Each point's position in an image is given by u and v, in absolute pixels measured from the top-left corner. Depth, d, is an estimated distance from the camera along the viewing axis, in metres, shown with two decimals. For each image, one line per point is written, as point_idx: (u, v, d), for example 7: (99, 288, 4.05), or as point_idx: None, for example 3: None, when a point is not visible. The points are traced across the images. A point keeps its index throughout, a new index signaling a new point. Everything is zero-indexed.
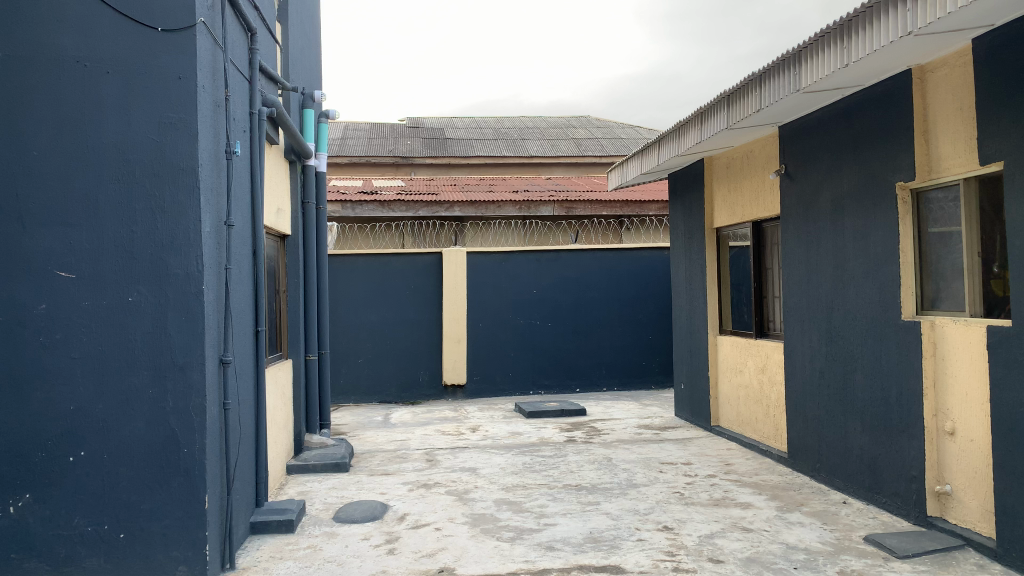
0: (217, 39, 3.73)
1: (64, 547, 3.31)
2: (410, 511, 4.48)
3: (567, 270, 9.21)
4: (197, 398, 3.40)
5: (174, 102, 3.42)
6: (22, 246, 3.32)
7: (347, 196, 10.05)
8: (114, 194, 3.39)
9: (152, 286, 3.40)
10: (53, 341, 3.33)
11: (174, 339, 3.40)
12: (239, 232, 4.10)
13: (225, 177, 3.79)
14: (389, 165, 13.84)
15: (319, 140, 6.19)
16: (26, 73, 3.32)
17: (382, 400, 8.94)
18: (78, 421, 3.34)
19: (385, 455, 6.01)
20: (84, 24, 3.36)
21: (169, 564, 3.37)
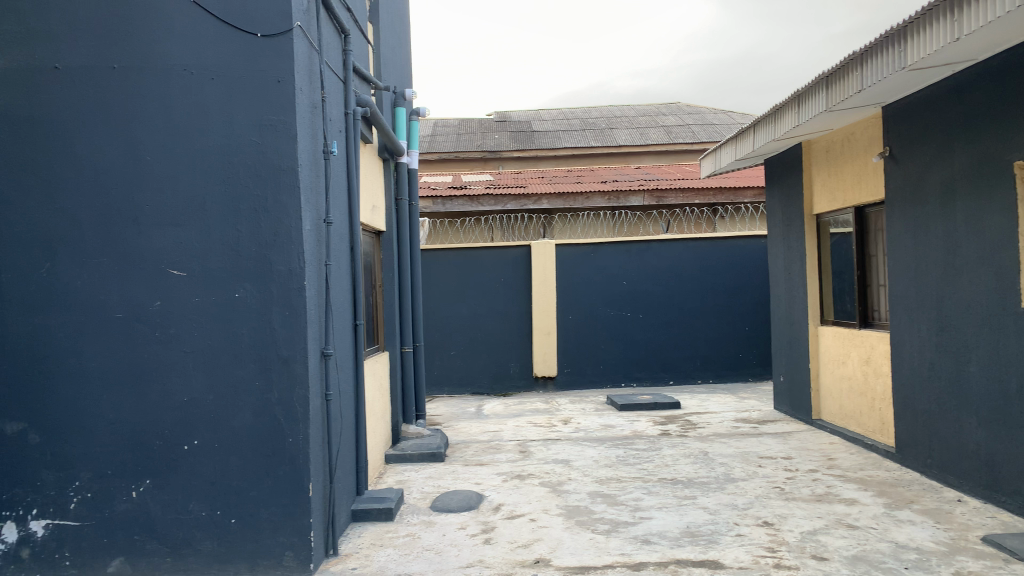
0: (312, 42, 3.85)
1: (181, 531, 3.51)
2: (504, 501, 4.53)
3: (659, 260, 9.07)
4: (301, 390, 3.53)
5: (274, 105, 3.55)
6: (137, 246, 3.53)
7: (437, 192, 10.27)
8: (220, 195, 3.55)
9: (256, 283, 3.54)
10: (168, 336, 3.53)
11: (278, 333, 3.54)
12: (337, 229, 4.22)
13: (323, 176, 3.92)
14: (477, 159, 14.00)
15: (411, 138, 6.28)
16: (140, 83, 3.53)
17: (475, 391, 9.07)
18: (192, 412, 3.52)
19: (479, 446, 6.10)
20: (189, 33, 3.53)
21: (277, 549, 3.51)
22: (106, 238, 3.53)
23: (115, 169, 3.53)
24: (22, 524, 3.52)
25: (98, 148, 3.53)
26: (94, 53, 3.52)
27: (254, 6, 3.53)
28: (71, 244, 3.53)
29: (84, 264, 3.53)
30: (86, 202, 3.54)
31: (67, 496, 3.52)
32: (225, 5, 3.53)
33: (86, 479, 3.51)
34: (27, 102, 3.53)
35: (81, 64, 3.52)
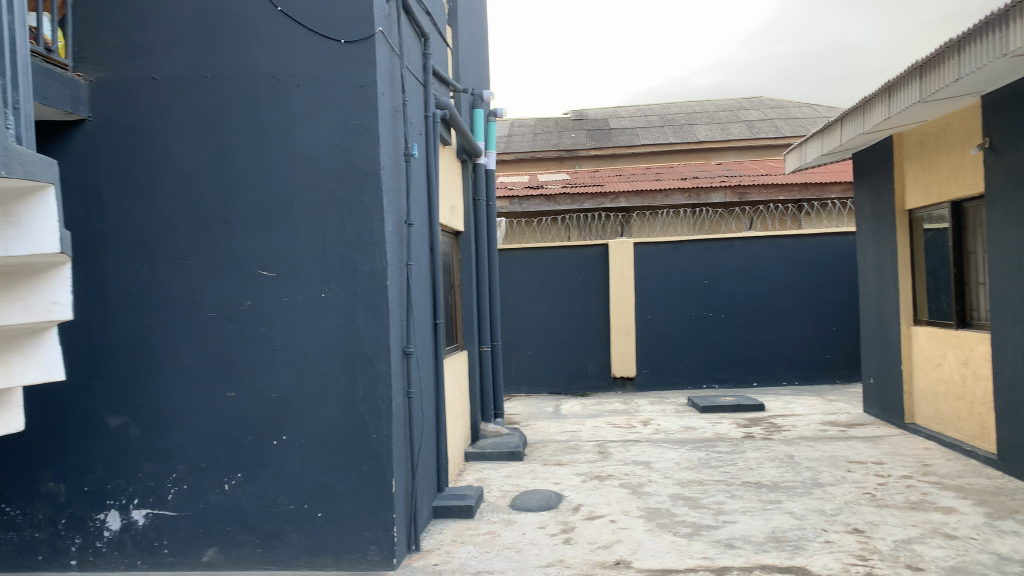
0: (394, 46, 3.93)
1: (271, 524, 3.63)
2: (584, 502, 4.52)
3: (741, 259, 8.87)
4: (384, 387, 3.60)
5: (357, 109, 3.63)
6: (229, 249, 3.67)
7: (513, 192, 10.41)
8: (307, 198, 3.65)
9: (341, 283, 3.63)
10: (258, 334, 3.66)
11: (363, 332, 3.62)
12: (417, 230, 4.29)
13: (404, 179, 4.00)
14: (554, 159, 14.02)
15: (488, 139, 6.33)
16: (231, 91, 3.67)
17: (553, 390, 9.08)
18: (281, 407, 3.64)
19: (557, 446, 6.10)
20: (277, 41, 3.66)
21: (361, 543, 3.59)
22: (200, 240, 3.69)
23: (208, 174, 3.68)
24: (124, 513, 3.70)
25: (192, 154, 3.69)
26: (189, 64, 3.68)
27: (339, 13, 3.63)
28: (168, 246, 3.70)
29: (180, 266, 3.69)
30: (181, 207, 3.70)
31: (165, 487, 3.68)
32: (311, 13, 3.64)
33: (183, 471, 3.67)
34: (127, 112, 3.71)
35: (177, 74, 3.69)
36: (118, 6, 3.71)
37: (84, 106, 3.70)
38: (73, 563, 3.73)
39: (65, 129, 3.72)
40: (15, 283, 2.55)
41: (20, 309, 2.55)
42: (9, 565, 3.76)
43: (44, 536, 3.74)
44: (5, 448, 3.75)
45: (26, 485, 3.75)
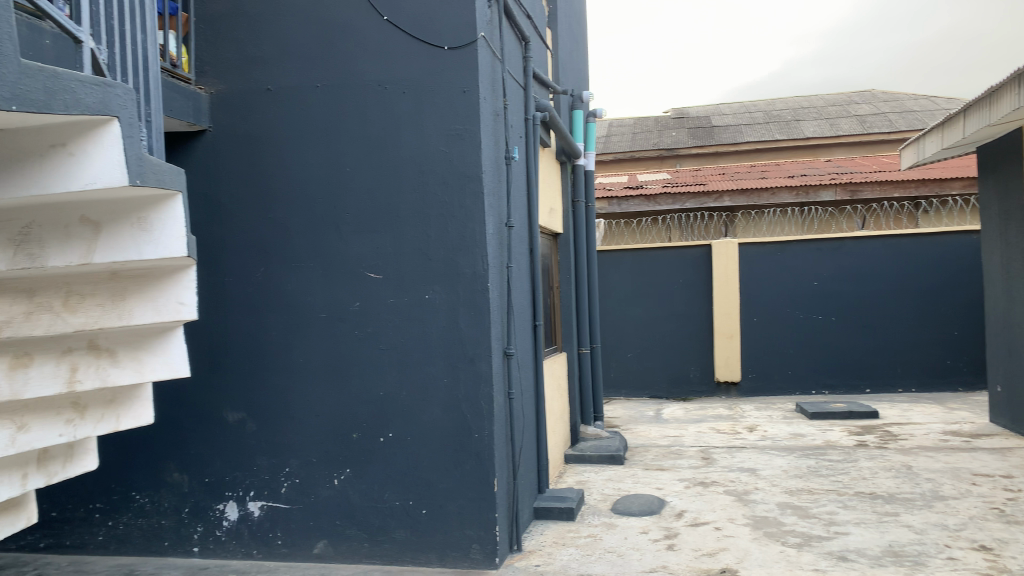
0: (495, 51, 3.98)
1: (377, 519, 3.73)
2: (687, 508, 4.43)
3: (853, 259, 8.50)
4: (485, 387, 3.63)
5: (460, 113, 3.69)
6: (339, 252, 3.81)
7: (613, 193, 10.33)
8: (412, 202, 3.73)
9: (445, 285, 3.69)
10: (366, 334, 3.77)
11: (466, 333, 3.67)
12: (517, 232, 4.32)
13: (505, 181, 4.03)
14: (654, 158, 13.84)
15: (588, 139, 6.30)
16: (340, 99, 3.81)
17: (653, 394, 8.96)
18: (387, 406, 3.74)
19: (659, 451, 6.00)
20: (383, 50, 3.76)
21: (464, 541, 3.64)
22: (312, 243, 3.83)
23: (318, 180, 3.83)
24: (242, 504, 3.89)
25: (304, 161, 3.84)
26: (301, 75, 3.84)
27: (443, 21, 3.70)
28: (282, 250, 3.87)
29: (293, 268, 3.85)
30: (294, 211, 3.86)
31: (279, 480, 3.85)
32: (415, 21, 3.72)
33: (295, 465, 3.83)
34: (245, 122, 3.90)
35: (290, 85, 3.85)
36: (237, 22, 3.90)
37: (205, 117, 3.91)
38: (194, 550, 3.94)
39: (189, 140, 3.94)
40: (147, 284, 2.70)
41: (151, 309, 2.70)
42: (137, 549, 4.00)
43: (169, 523, 3.97)
44: (135, 440, 4.01)
45: (153, 476, 3.99)
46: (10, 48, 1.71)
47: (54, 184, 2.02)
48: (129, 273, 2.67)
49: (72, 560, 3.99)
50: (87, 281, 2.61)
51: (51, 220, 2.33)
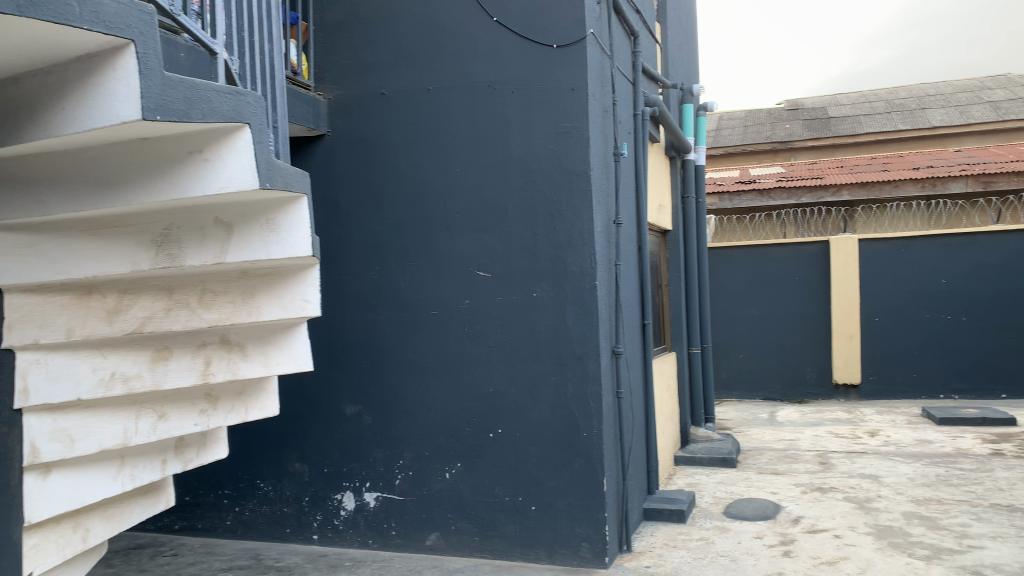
0: (604, 47, 3.96)
1: (487, 513, 3.78)
2: (805, 514, 4.27)
3: (986, 255, 7.96)
4: (594, 386, 3.62)
5: (568, 111, 3.69)
6: (449, 251, 3.88)
7: (723, 188, 10.08)
8: (520, 201, 3.76)
9: (553, 283, 3.70)
10: (476, 332, 3.83)
11: (574, 331, 3.67)
12: (626, 230, 4.29)
13: (613, 178, 4.01)
14: (767, 152, 13.43)
15: (698, 134, 6.16)
16: (451, 101, 3.88)
17: (766, 396, 8.69)
18: (496, 402, 3.79)
19: (774, 454, 5.81)
20: (492, 51, 3.81)
21: (573, 539, 3.64)
22: (424, 243, 3.93)
23: (429, 181, 3.92)
24: (358, 495, 4.03)
25: (416, 162, 3.94)
26: (414, 78, 3.94)
27: (552, 20, 3.71)
28: (395, 249, 3.98)
29: (406, 267, 3.96)
30: (407, 212, 3.96)
31: (393, 472, 3.96)
32: (524, 21, 3.75)
33: (409, 458, 3.93)
34: (360, 126, 4.04)
35: (404, 88, 3.96)
36: (353, 29, 4.04)
37: (324, 122, 4.07)
38: (314, 537, 4.10)
39: (309, 145, 4.12)
40: (275, 283, 2.83)
41: (279, 306, 2.83)
42: (262, 534, 4.21)
43: (291, 511, 4.15)
44: (261, 431, 4.22)
45: (276, 465, 4.19)
46: (156, 63, 1.83)
47: (192, 189, 2.15)
48: (258, 272, 2.80)
49: (203, 542, 4.25)
50: (219, 279, 2.74)
51: (188, 222, 2.47)
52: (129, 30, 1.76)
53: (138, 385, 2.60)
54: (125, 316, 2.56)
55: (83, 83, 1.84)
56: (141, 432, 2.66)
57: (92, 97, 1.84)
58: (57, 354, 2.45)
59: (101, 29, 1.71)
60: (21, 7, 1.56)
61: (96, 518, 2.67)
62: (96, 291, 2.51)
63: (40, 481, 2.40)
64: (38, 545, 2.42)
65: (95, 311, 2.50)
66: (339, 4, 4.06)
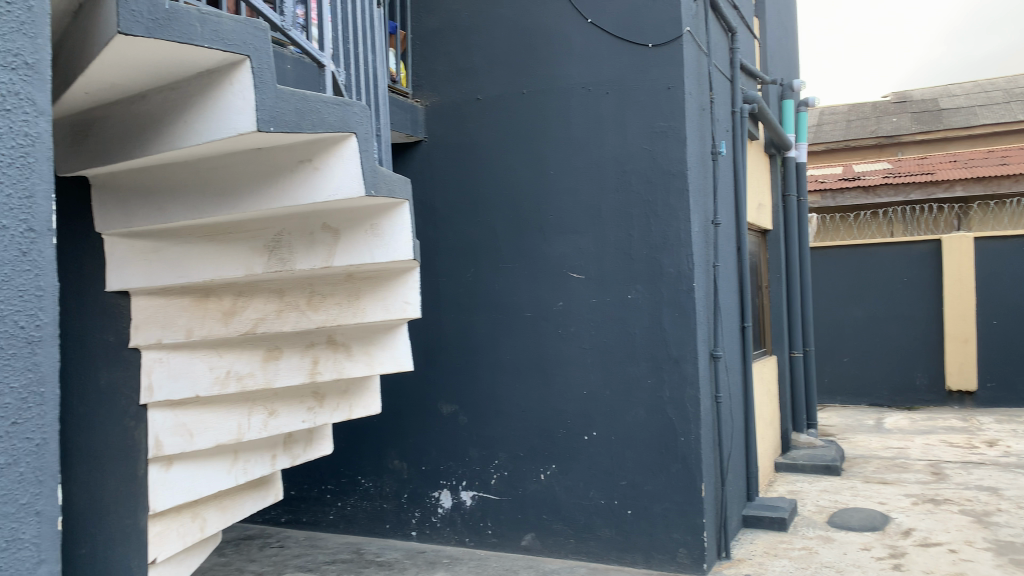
0: (701, 45, 3.90)
1: (583, 516, 3.78)
2: (916, 526, 4.08)
3: None
4: (691, 391, 3.56)
5: (664, 111, 3.64)
6: (544, 253, 3.90)
7: (826, 185, 9.90)
8: (615, 202, 3.74)
9: (649, 285, 3.67)
10: (570, 333, 3.84)
11: (670, 334, 3.62)
12: (724, 230, 4.21)
13: (711, 177, 3.94)
14: (872, 147, 12.90)
15: (799, 130, 5.98)
16: (545, 103, 3.90)
17: (872, 402, 8.32)
18: (591, 405, 3.78)
19: (882, 463, 5.57)
20: (587, 52, 3.81)
21: (670, 545, 3.59)
22: (518, 245, 3.96)
23: (523, 184, 3.95)
24: (455, 493, 4.10)
25: (511, 166, 3.98)
26: (508, 83, 3.98)
27: (647, 19, 3.68)
28: (490, 251, 4.03)
29: (501, 268, 4.00)
30: (502, 215, 4.01)
31: (489, 472, 4.01)
32: (620, 22, 3.73)
33: (504, 459, 3.97)
34: (456, 131, 4.11)
35: (499, 92, 4.01)
36: (449, 36, 4.12)
37: (421, 128, 4.16)
38: (413, 534, 4.20)
39: (407, 151, 4.22)
40: (378, 285, 2.93)
41: (382, 307, 2.93)
42: (363, 529, 4.34)
43: (391, 507, 4.26)
44: (362, 429, 4.36)
45: (377, 462, 4.31)
46: (269, 77, 1.91)
47: (305, 197, 2.25)
48: (362, 275, 2.89)
49: (308, 535, 4.41)
50: (327, 282, 2.85)
51: (299, 228, 2.57)
52: (244, 46, 1.85)
53: (250, 382, 2.73)
54: (240, 317, 2.68)
55: (203, 98, 1.95)
56: (253, 427, 2.79)
57: (212, 110, 1.94)
58: (176, 353, 2.59)
59: (220, 47, 1.80)
60: (151, 28, 1.67)
61: (211, 509, 2.83)
62: (212, 294, 2.64)
63: (163, 472, 2.56)
64: (161, 532, 2.58)
65: (212, 313, 2.64)
66: (436, 12, 4.15)
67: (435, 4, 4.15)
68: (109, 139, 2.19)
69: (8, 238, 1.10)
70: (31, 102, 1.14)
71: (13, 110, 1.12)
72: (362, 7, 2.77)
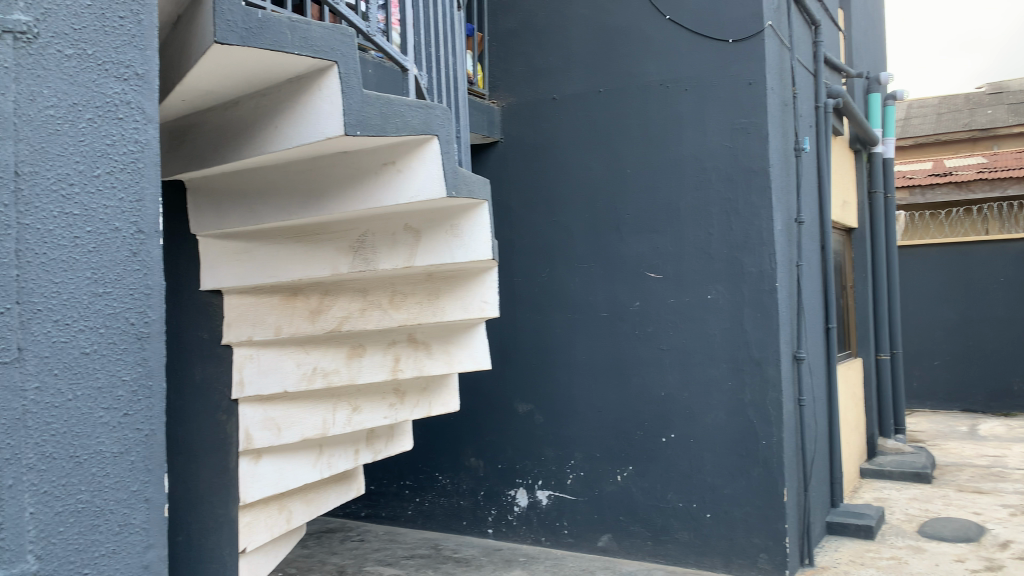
0: (784, 39, 3.81)
1: (661, 518, 3.74)
2: (1015, 539, 3.88)
3: None
4: (774, 393, 3.49)
5: (745, 107, 3.57)
6: (621, 253, 3.88)
7: (914, 181, 9.70)
8: (694, 200, 3.69)
9: (729, 284, 3.60)
10: (648, 334, 3.80)
11: (752, 334, 3.55)
12: (808, 228, 4.10)
13: (794, 174, 3.84)
14: (966, 141, 12.40)
15: (886, 124, 5.76)
16: (621, 103, 3.88)
17: (966, 407, 7.96)
18: (669, 407, 3.74)
19: (976, 471, 5.32)
20: (664, 50, 3.77)
21: (751, 550, 3.52)
22: (595, 245, 3.95)
23: (600, 183, 3.93)
24: (531, 492, 4.11)
25: (588, 165, 3.97)
26: (585, 82, 3.97)
27: (727, 14, 3.61)
28: (567, 251, 4.03)
29: (577, 269, 4.00)
30: (578, 214, 4.00)
31: (565, 472, 4.01)
32: (698, 18, 3.68)
33: (580, 459, 3.97)
34: (532, 131, 4.13)
35: (576, 92, 4.01)
36: (526, 37, 4.14)
37: (497, 129, 4.19)
38: (489, 531, 4.23)
39: (484, 152, 4.26)
40: (457, 285, 2.96)
41: (461, 307, 2.97)
42: (440, 525, 4.40)
43: (467, 504, 4.31)
44: (439, 426, 4.42)
45: (454, 459, 4.36)
46: (356, 82, 1.96)
47: (388, 198, 2.29)
48: (442, 275, 2.93)
49: (387, 529, 4.50)
50: (408, 282, 2.89)
51: (382, 228, 2.62)
52: (332, 53, 1.90)
53: (336, 379, 2.80)
54: (326, 316, 2.75)
55: (293, 103, 2.02)
56: (338, 423, 2.87)
57: (301, 116, 2.01)
58: (266, 350, 2.69)
59: (309, 54, 1.85)
60: (244, 37, 1.72)
61: (298, 501, 2.92)
62: (300, 293, 2.72)
63: (252, 465, 2.67)
64: (250, 522, 2.68)
65: (300, 311, 2.72)
66: (512, 13, 4.17)
67: (512, 6, 4.18)
68: (203, 145, 2.29)
69: (119, 240, 1.16)
70: (141, 111, 1.19)
71: (125, 119, 1.18)
72: (442, 11, 2.82)
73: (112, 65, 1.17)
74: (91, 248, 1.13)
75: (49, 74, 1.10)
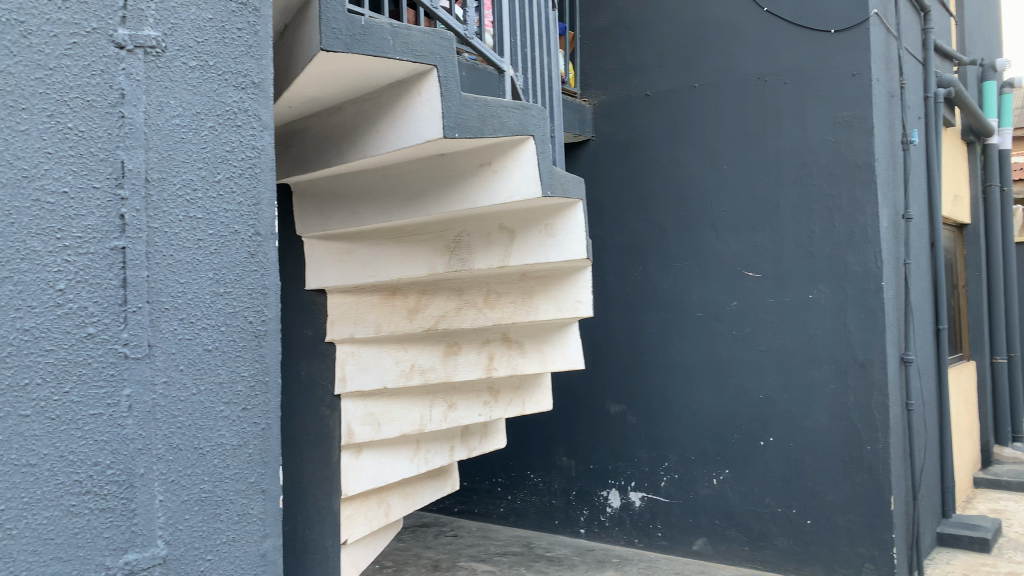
0: (890, 27, 3.65)
1: (758, 523, 3.64)
2: None
3: None
4: (880, 397, 3.34)
5: (849, 100, 3.45)
6: (716, 251, 3.80)
7: None
8: (794, 196, 3.58)
9: (832, 283, 3.47)
10: (745, 334, 3.71)
11: (856, 336, 3.41)
12: (917, 224, 3.91)
13: (901, 168, 3.67)
14: None
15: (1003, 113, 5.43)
16: (717, 98, 3.80)
17: None
18: (768, 410, 3.64)
19: None
20: (762, 42, 3.67)
21: (855, 559, 3.40)
22: (689, 243, 3.88)
23: (695, 181, 3.86)
24: (624, 493, 4.07)
25: (682, 161, 3.90)
26: (679, 78, 3.91)
27: (829, 3, 3.49)
28: (660, 250, 3.97)
29: (671, 268, 3.94)
30: (672, 212, 3.94)
31: (658, 473, 3.96)
32: (798, 8, 3.57)
33: (675, 460, 3.90)
34: (624, 128, 4.09)
35: (670, 88, 3.95)
36: (618, 34, 4.11)
37: (589, 128, 4.18)
38: (581, 531, 4.22)
39: (576, 151, 4.25)
40: (551, 284, 2.96)
41: (555, 306, 2.97)
42: (532, 523, 4.42)
43: (559, 503, 4.31)
44: (532, 425, 4.44)
45: (546, 458, 4.37)
46: (455, 84, 1.99)
47: (484, 198, 2.32)
48: (536, 274, 2.94)
49: (480, 525, 4.56)
50: (503, 281, 2.92)
51: (477, 228, 2.65)
52: (432, 57, 1.94)
53: (433, 376, 2.86)
54: (424, 313, 2.80)
55: (394, 107, 2.07)
56: (435, 419, 2.92)
57: (402, 119, 2.05)
58: (367, 347, 2.76)
59: (410, 59, 1.89)
60: (349, 44, 1.77)
61: (395, 495, 2.99)
62: (399, 292, 2.78)
63: (353, 459, 2.74)
64: (350, 515, 2.76)
65: (399, 310, 2.78)
66: (605, 10, 4.15)
67: (605, 3, 4.15)
68: (309, 149, 2.37)
69: (238, 241, 1.22)
70: (257, 118, 1.26)
71: (242, 126, 1.24)
72: (536, 11, 2.83)
73: (231, 74, 1.23)
74: (213, 250, 1.19)
75: (175, 86, 1.17)
